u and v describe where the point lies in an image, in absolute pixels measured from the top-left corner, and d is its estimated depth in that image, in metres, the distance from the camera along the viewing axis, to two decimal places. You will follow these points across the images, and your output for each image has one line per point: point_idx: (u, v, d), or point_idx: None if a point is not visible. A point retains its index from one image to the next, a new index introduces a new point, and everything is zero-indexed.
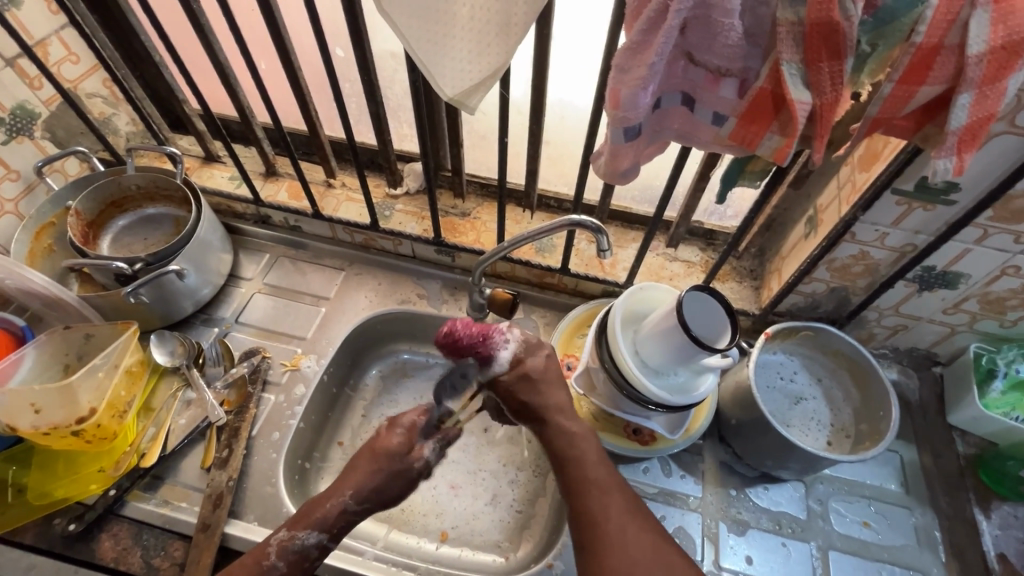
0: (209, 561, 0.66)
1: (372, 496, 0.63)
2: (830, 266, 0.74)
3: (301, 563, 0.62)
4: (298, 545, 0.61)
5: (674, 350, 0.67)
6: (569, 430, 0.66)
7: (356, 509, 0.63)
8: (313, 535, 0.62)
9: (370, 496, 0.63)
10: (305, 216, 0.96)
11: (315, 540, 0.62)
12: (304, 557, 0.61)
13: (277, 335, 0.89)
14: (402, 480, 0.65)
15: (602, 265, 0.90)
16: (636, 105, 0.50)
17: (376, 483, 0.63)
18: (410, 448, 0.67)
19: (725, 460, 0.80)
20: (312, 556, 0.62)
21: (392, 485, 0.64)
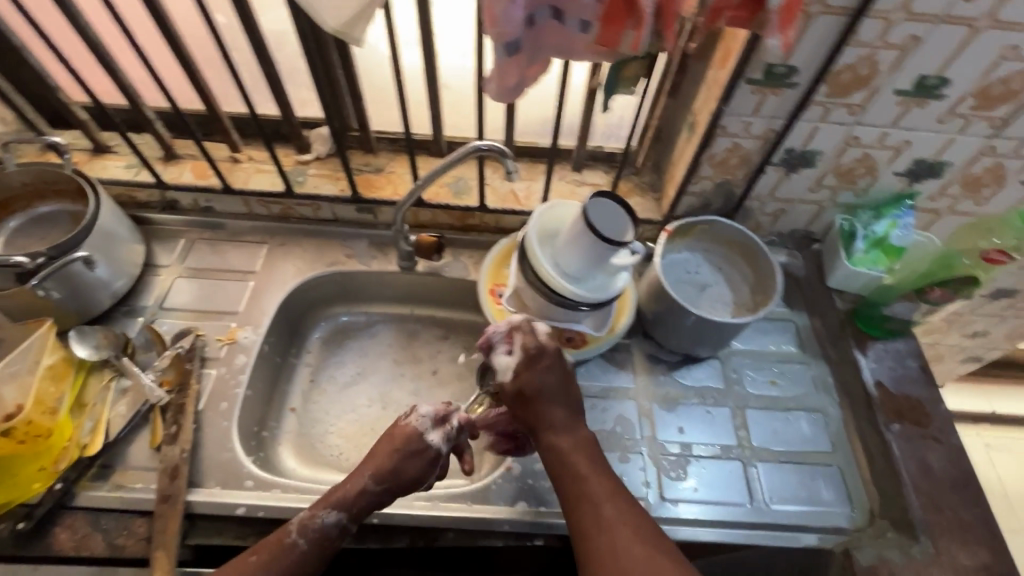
0: (176, 528, 0.66)
1: (385, 471, 0.69)
2: (711, 162, 0.83)
3: (321, 542, 0.66)
4: (319, 523, 0.66)
5: (587, 252, 0.74)
6: (560, 446, 0.70)
7: (373, 489, 0.68)
8: (333, 514, 0.67)
9: (382, 475, 0.69)
10: (215, 193, 0.94)
11: (336, 520, 0.67)
12: (325, 535, 0.66)
13: (208, 314, 0.89)
14: (418, 461, 0.71)
15: (517, 198, 0.96)
16: (510, 19, 0.55)
17: (393, 462, 0.70)
18: (420, 436, 0.72)
19: (651, 351, 0.89)
20: (332, 536, 0.66)
21: (411, 452, 0.71)
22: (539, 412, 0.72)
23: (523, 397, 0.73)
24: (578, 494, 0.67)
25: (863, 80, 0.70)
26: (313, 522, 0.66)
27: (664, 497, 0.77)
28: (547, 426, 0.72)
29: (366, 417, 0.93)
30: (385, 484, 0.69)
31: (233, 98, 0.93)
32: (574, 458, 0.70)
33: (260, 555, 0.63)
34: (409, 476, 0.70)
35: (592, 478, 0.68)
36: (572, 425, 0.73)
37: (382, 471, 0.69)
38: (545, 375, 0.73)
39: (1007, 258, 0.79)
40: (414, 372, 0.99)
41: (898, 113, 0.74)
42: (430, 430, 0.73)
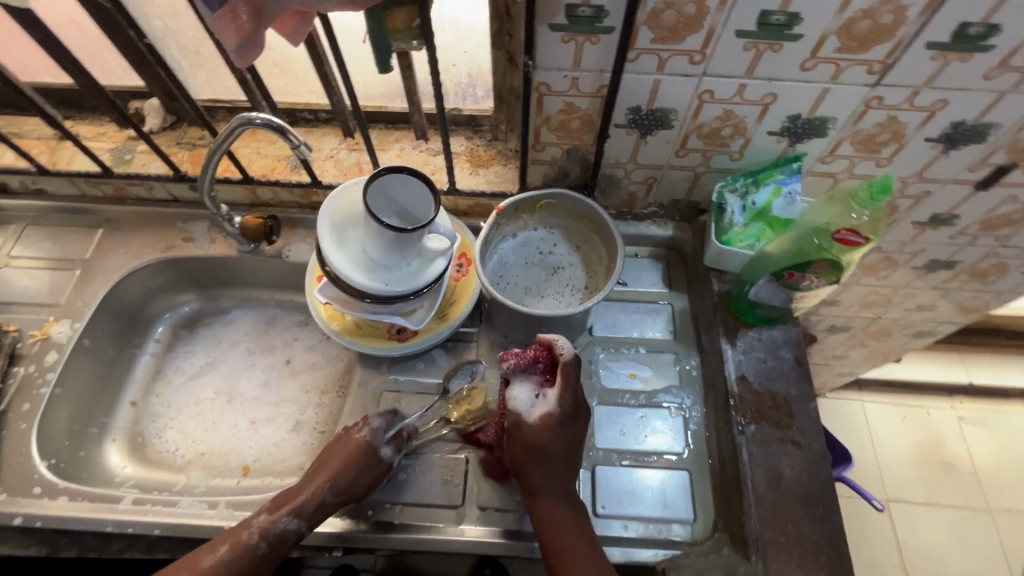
0: None
1: (340, 481, 0.65)
2: (550, 126, 0.72)
3: (281, 548, 0.63)
4: (279, 528, 0.63)
5: (380, 236, 0.64)
6: (559, 518, 0.63)
7: (332, 500, 0.65)
8: (291, 521, 0.64)
9: (338, 483, 0.65)
10: (37, 175, 0.87)
11: (296, 529, 0.64)
12: (284, 540, 0.63)
13: (29, 307, 0.84)
14: (375, 470, 0.67)
15: (361, 171, 0.86)
16: None
17: (351, 474, 0.66)
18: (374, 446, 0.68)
19: (498, 341, 0.80)
20: (291, 542, 0.64)
21: (366, 464, 0.67)
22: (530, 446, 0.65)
23: (525, 454, 0.65)
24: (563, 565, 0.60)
25: (690, 21, 0.57)
26: (273, 527, 0.63)
27: (480, 505, 0.70)
28: (544, 461, 0.64)
29: (207, 410, 0.88)
30: (337, 495, 0.65)
31: (44, 70, 0.84)
32: (564, 517, 0.63)
33: (224, 547, 0.61)
34: (364, 485, 0.66)
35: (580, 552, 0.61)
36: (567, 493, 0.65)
37: (336, 480, 0.65)
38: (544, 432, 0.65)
39: (864, 238, 0.64)
40: (267, 362, 0.93)
41: (751, 60, 0.61)
42: (382, 444, 0.69)
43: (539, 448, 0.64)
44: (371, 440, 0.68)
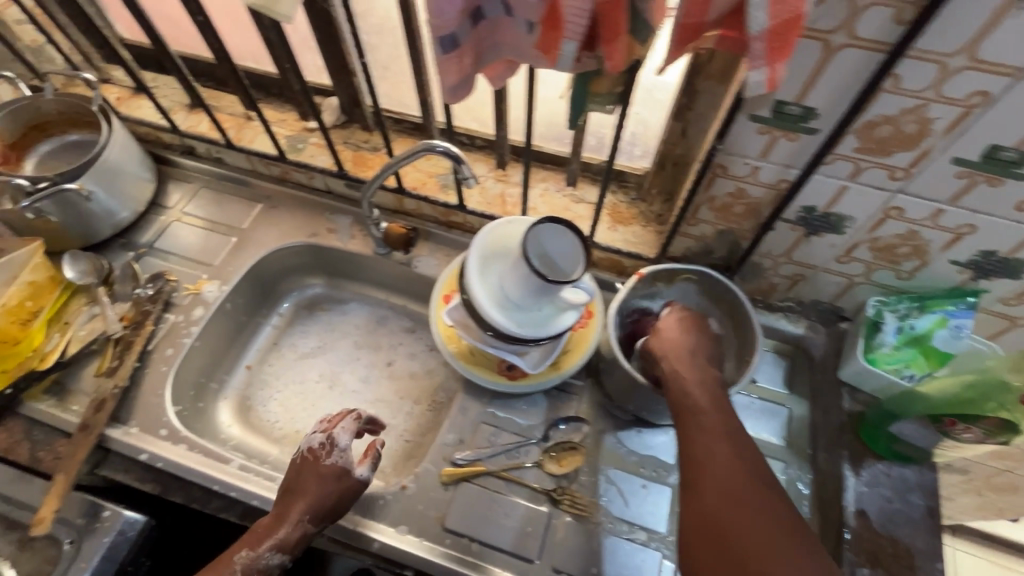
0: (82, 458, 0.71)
1: (313, 506, 0.65)
2: (711, 205, 0.70)
3: None
4: (263, 564, 0.63)
5: (526, 283, 0.66)
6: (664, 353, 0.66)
7: (313, 527, 0.65)
8: (276, 555, 0.64)
9: (316, 512, 0.65)
10: (221, 146, 0.98)
11: (279, 561, 0.64)
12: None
13: (188, 262, 0.93)
14: (347, 494, 0.68)
15: (503, 204, 0.89)
16: (443, 10, 0.48)
17: (331, 500, 0.66)
18: (343, 469, 0.68)
19: (601, 402, 0.79)
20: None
21: (337, 480, 0.68)
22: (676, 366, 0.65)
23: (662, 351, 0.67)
24: (691, 423, 0.60)
25: (905, 139, 0.54)
26: (258, 563, 0.63)
27: (554, 567, 0.68)
28: (698, 440, 0.58)
29: (310, 392, 0.93)
30: (312, 518, 0.65)
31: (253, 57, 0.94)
32: (709, 445, 0.57)
33: None
34: (343, 508, 0.67)
35: (708, 409, 0.60)
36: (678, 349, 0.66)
37: (307, 508, 0.65)
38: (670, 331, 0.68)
39: None
40: (370, 359, 0.97)
41: (959, 188, 0.57)
42: (354, 465, 0.70)
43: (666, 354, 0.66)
44: (348, 461, 0.69)
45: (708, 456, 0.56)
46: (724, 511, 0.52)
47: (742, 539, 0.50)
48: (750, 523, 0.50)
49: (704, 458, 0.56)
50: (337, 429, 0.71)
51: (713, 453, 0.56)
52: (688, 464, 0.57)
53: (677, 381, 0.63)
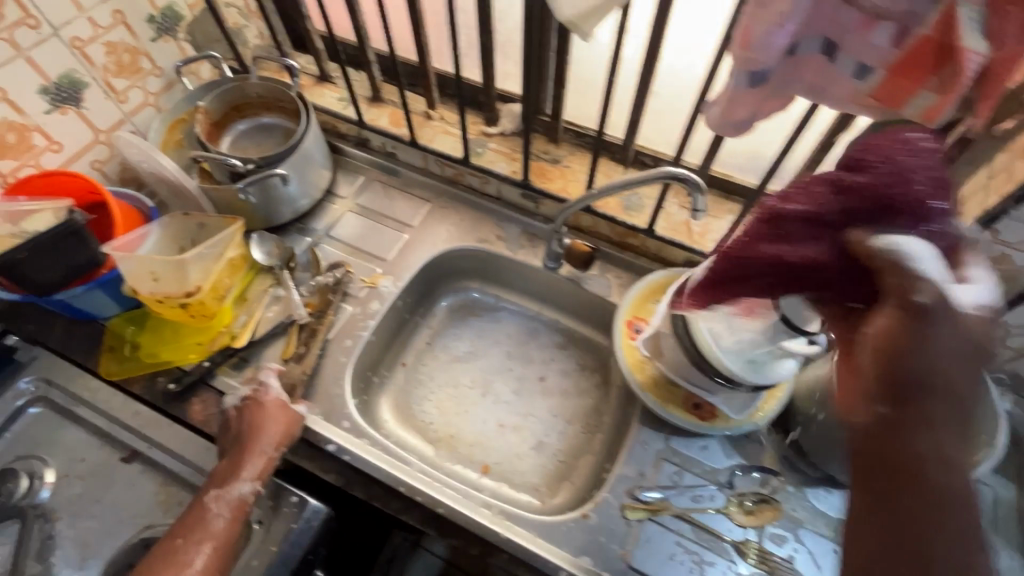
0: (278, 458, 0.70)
1: (270, 445, 0.69)
2: None
3: (239, 513, 0.65)
4: (234, 494, 0.65)
5: (754, 328, 0.64)
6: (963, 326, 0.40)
7: (274, 454, 0.69)
8: (247, 484, 0.66)
9: (269, 443, 0.69)
10: (402, 143, 0.98)
11: (250, 490, 0.66)
12: (241, 505, 0.65)
13: (361, 254, 0.94)
14: (288, 424, 0.72)
15: (690, 232, 0.85)
16: (768, 44, 0.47)
17: (277, 431, 0.70)
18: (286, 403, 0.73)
19: (788, 455, 0.74)
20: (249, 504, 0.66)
21: (285, 428, 0.71)
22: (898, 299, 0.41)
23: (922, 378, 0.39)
24: (911, 421, 0.39)
25: None
26: (228, 494, 0.65)
27: None
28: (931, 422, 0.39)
29: (463, 398, 0.92)
30: (269, 458, 0.68)
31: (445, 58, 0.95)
32: (922, 448, 0.39)
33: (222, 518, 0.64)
34: (287, 437, 0.71)
35: (947, 391, 0.40)
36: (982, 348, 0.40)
37: (267, 447, 0.69)
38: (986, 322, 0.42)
39: None
40: (522, 371, 0.95)
41: None
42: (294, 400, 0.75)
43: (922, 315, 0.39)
44: (283, 397, 0.74)
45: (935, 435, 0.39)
46: (929, 495, 0.38)
47: (966, 516, 0.38)
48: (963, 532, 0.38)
49: (927, 400, 0.39)
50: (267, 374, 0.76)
51: (941, 449, 0.39)
52: (891, 454, 0.39)
53: (925, 358, 0.39)
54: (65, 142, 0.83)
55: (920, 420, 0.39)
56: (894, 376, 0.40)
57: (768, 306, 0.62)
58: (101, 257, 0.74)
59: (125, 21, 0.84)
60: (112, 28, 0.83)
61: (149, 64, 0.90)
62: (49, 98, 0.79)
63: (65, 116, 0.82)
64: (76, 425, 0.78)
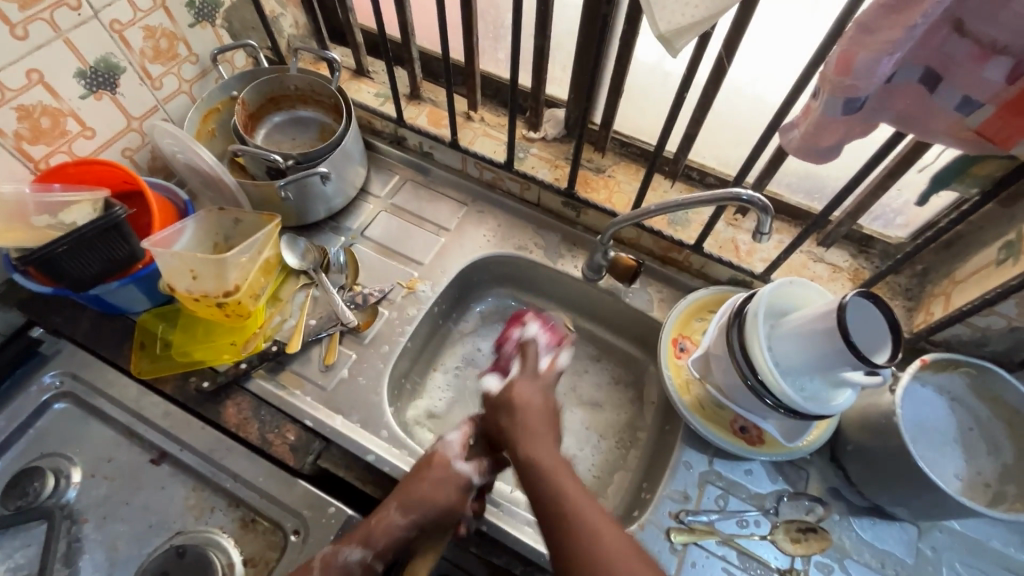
0: (429, 493, 0.65)
1: (421, 507, 0.64)
2: (1021, 301, 0.64)
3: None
4: (341, 561, 0.61)
5: (819, 355, 0.61)
6: (530, 402, 0.69)
7: (400, 521, 0.63)
8: (356, 552, 0.61)
9: (411, 506, 0.64)
10: (442, 144, 0.95)
11: (358, 559, 0.61)
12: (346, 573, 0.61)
13: (396, 256, 0.92)
14: (451, 489, 0.66)
15: (737, 250, 0.84)
16: (872, 73, 0.45)
17: (419, 490, 0.65)
18: (453, 458, 0.69)
19: (834, 484, 0.74)
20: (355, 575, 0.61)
21: (446, 493, 0.65)
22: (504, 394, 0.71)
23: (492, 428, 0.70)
24: (544, 477, 0.60)
25: None
26: (336, 559, 0.61)
27: None
28: (538, 448, 0.63)
29: None
30: (416, 520, 0.64)
31: (490, 58, 0.92)
32: (549, 459, 0.62)
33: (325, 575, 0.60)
34: (438, 506, 0.65)
35: (559, 471, 0.61)
36: (528, 407, 0.68)
37: (417, 505, 0.64)
38: (539, 401, 0.70)
39: None
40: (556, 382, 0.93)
41: None
42: (461, 461, 0.69)
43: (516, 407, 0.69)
44: (451, 450, 0.70)
45: (572, 486, 0.59)
46: (565, 516, 0.56)
47: (587, 522, 0.54)
48: (591, 511, 0.56)
49: (519, 446, 0.65)
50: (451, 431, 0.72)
51: (565, 493, 0.58)
52: (556, 502, 0.57)
53: (517, 426, 0.66)
54: (98, 128, 0.80)
55: (523, 465, 0.62)
56: (524, 439, 0.65)
57: (836, 337, 0.59)
58: (139, 253, 0.71)
59: (165, 4, 0.81)
60: (152, 12, 0.79)
61: (185, 51, 0.87)
62: (85, 82, 0.76)
63: (100, 101, 0.79)
64: (103, 424, 0.75)
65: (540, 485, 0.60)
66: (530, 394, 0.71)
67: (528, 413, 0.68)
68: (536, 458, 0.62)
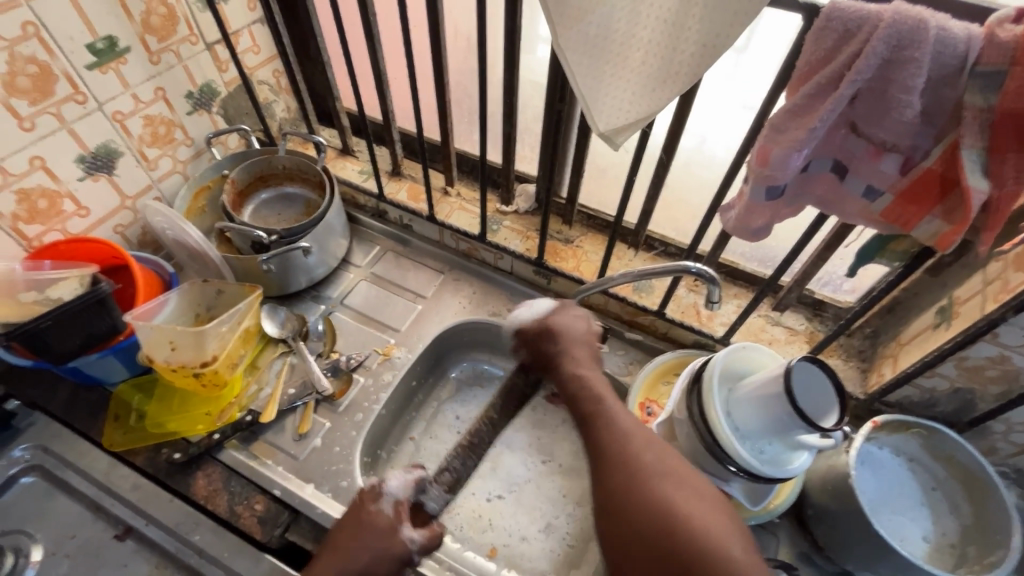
0: (356, 552, 0.59)
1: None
2: (959, 364, 0.68)
3: None
4: None
5: (772, 419, 0.64)
6: (570, 331, 0.72)
7: None
8: None
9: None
10: (420, 217, 1.01)
11: None
12: None
13: (375, 323, 0.95)
14: (389, 562, 0.60)
15: (699, 315, 0.88)
16: (786, 165, 0.51)
17: (363, 563, 0.59)
18: (398, 523, 0.62)
19: (803, 548, 0.75)
20: None
21: (383, 569, 0.59)
22: (572, 350, 0.70)
23: (535, 352, 0.72)
24: (601, 425, 0.62)
25: None
26: None
27: None
28: (588, 380, 0.67)
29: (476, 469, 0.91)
30: None
31: (465, 139, 1.00)
32: (597, 382, 0.67)
33: None
34: None
35: (616, 404, 0.63)
36: (586, 364, 0.69)
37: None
38: (581, 335, 0.72)
39: None
40: (530, 447, 0.93)
41: None
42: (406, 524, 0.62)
43: (558, 352, 0.70)
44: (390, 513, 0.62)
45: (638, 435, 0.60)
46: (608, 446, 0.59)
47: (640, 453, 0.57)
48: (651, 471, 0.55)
49: (562, 364, 0.69)
50: (389, 479, 0.65)
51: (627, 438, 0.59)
52: (594, 426, 0.62)
53: (580, 386, 0.66)
54: (93, 208, 0.85)
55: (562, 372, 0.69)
56: (546, 364, 0.71)
57: (784, 403, 0.62)
58: (121, 325, 0.74)
59: (165, 96, 0.88)
60: (152, 103, 0.86)
61: (182, 135, 0.93)
62: (84, 166, 0.81)
63: (97, 183, 0.84)
64: (69, 497, 0.75)
65: (598, 423, 0.62)
66: (580, 351, 0.71)
67: (573, 349, 0.70)
68: (580, 383, 0.67)
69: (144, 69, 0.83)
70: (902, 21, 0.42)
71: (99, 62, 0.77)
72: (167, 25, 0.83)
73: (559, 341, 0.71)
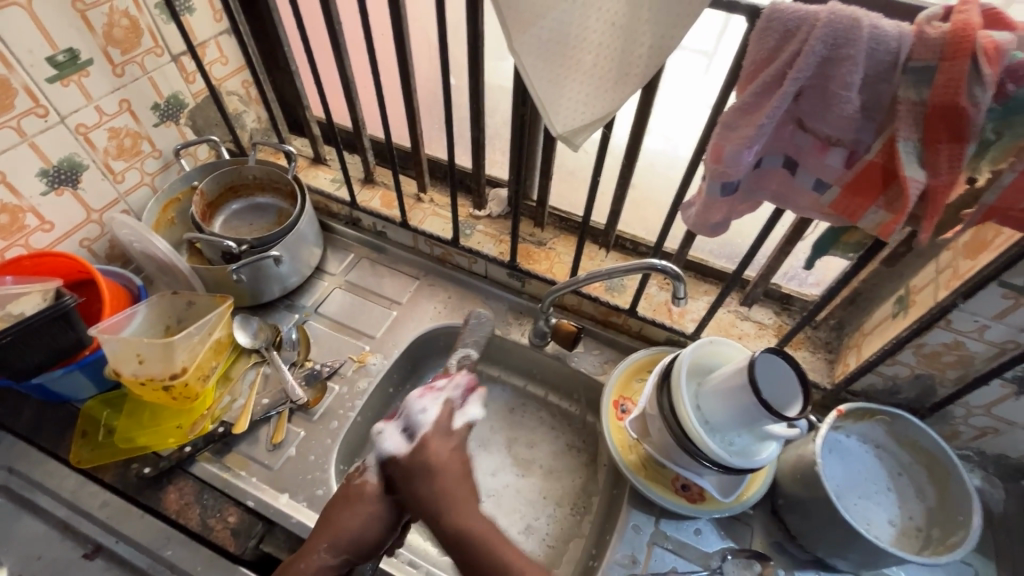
0: (348, 519, 0.61)
1: (348, 545, 0.60)
2: (917, 351, 0.70)
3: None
4: None
5: (738, 410, 0.65)
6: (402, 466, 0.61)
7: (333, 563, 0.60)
8: None
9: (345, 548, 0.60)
10: (393, 224, 1.01)
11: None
12: None
13: (350, 331, 0.95)
14: (379, 525, 0.62)
15: (670, 313, 0.89)
16: (738, 162, 0.53)
17: (353, 532, 0.60)
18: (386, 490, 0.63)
19: (778, 538, 0.76)
20: None
21: (372, 533, 0.61)
22: (438, 483, 0.59)
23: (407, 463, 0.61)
24: (484, 573, 0.54)
25: None
26: None
27: None
28: (467, 516, 0.57)
29: None
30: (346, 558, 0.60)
31: (436, 145, 1.00)
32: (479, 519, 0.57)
33: None
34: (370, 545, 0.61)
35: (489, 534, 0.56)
36: (453, 485, 0.59)
37: (346, 544, 0.60)
38: (448, 456, 0.61)
39: None
40: (509, 450, 0.93)
41: None
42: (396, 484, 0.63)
43: (427, 466, 0.60)
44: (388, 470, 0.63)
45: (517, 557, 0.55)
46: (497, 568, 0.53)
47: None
48: None
49: (438, 513, 0.57)
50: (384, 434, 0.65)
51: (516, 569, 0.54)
52: None
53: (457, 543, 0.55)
54: (56, 222, 0.84)
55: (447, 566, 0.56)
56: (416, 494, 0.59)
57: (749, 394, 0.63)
58: (87, 339, 0.73)
59: (130, 108, 0.87)
60: (117, 115, 0.86)
61: (149, 147, 0.93)
62: (47, 179, 0.80)
63: (61, 197, 0.83)
64: (35, 517, 0.73)
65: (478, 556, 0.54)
66: (439, 481, 0.59)
67: (446, 492, 0.58)
68: (453, 528, 0.56)
69: (108, 81, 0.83)
70: (837, 20, 0.43)
71: (60, 74, 0.76)
72: (131, 37, 0.83)
73: (424, 479, 0.59)
